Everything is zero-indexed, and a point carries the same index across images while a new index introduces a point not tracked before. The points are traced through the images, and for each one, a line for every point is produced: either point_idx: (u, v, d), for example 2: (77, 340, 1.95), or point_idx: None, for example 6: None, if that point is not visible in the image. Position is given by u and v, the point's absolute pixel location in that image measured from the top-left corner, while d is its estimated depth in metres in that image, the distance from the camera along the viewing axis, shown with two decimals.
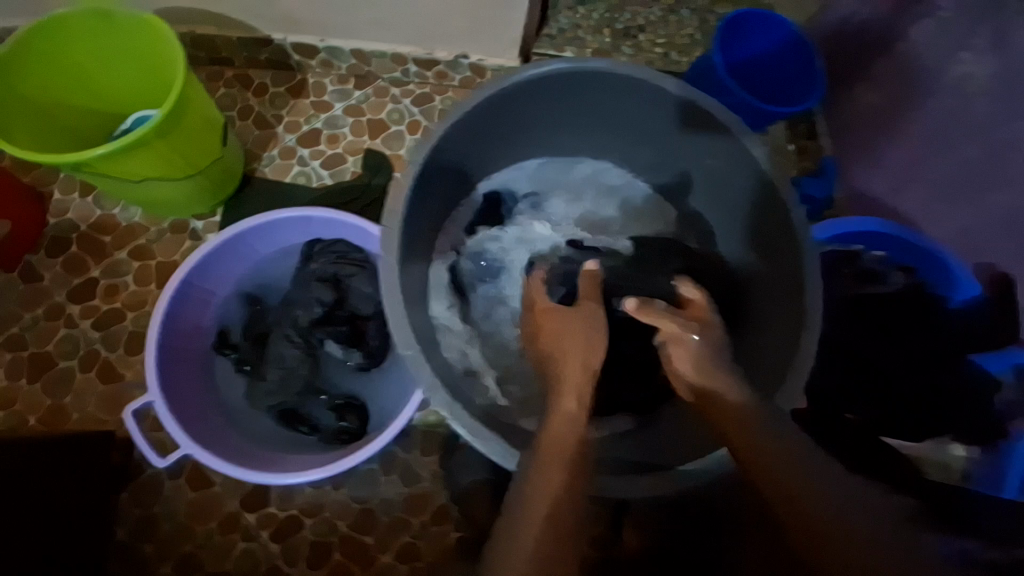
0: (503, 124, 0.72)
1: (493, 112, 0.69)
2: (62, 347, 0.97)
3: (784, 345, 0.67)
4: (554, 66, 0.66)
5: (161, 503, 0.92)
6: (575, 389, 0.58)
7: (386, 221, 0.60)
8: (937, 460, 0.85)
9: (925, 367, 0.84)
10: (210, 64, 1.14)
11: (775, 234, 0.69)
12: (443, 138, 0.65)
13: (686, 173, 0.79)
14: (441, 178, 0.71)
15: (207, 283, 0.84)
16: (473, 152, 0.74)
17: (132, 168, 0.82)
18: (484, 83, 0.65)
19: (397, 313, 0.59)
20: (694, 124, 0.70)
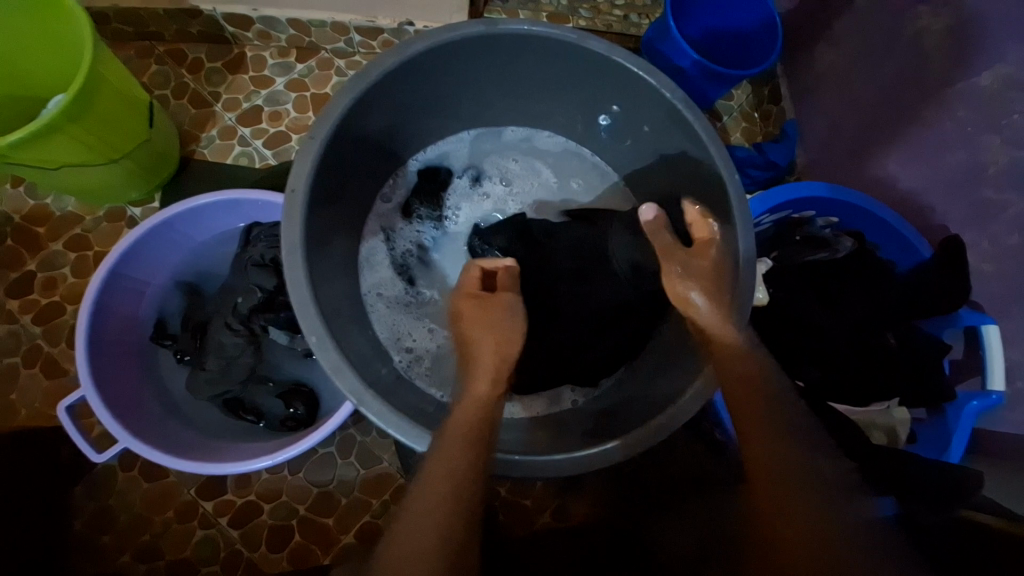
0: (426, 92, 0.67)
1: (411, 82, 0.64)
2: (5, 343, 0.92)
3: (716, 316, 0.65)
4: (469, 28, 0.61)
5: (116, 496, 0.90)
6: (490, 372, 0.58)
7: (288, 200, 0.57)
8: (886, 427, 0.83)
9: (874, 330, 0.83)
10: (139, 39, 1.08)
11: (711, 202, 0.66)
12: (353, 109, 0.60)
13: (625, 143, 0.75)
14: (362, 154, 0.67)
15: (139, 273, 0.81)
16: (399, 127, 0.70)
17: (47, 155, 0.77)
18: (393, 49, 0.60)
19: (303, 295, 0.57)
20: (628, 86, 0.66)
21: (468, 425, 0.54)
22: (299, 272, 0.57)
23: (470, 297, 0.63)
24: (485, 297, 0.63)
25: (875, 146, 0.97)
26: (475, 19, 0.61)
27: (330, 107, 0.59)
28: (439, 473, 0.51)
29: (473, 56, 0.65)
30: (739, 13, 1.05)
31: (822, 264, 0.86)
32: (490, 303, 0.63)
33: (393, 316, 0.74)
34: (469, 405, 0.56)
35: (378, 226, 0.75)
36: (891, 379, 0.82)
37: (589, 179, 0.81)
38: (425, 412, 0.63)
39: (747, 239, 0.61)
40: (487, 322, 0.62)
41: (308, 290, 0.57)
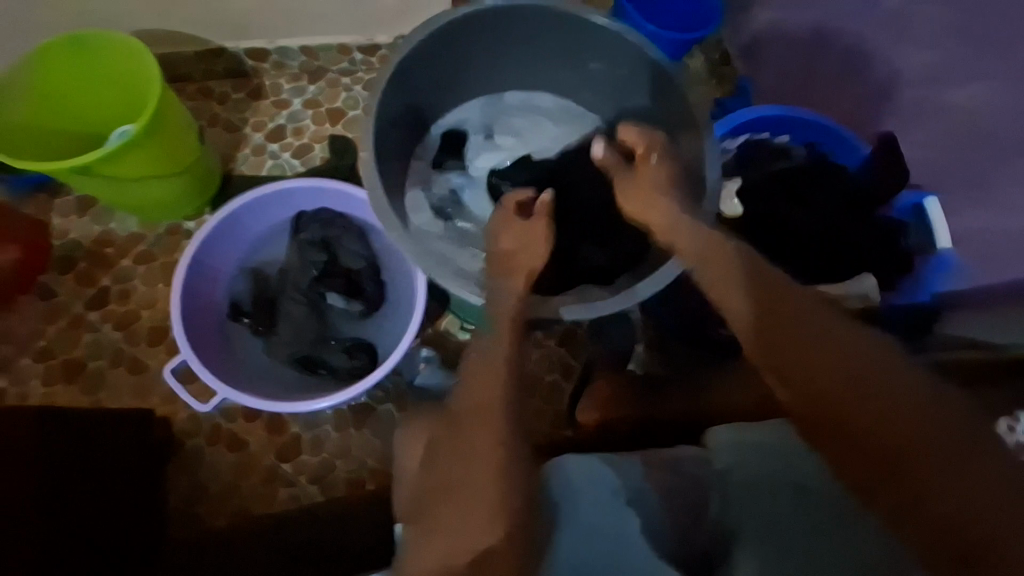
0: (446, 67, 0.84)
1: (433, 58, 0.80)
2: (90, 349, 1.04)
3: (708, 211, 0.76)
4: (472, 7, 0.76)
5: (206, 470, 1.01)
6: (523, 272, 0.68)
7: (361, 154, 0.73)
8: (859, 294, 0.91)
9: (837, 220, 0.98)
10: (171, 82, 1.23)
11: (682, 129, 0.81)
12: (392, 86, 0.76)
13: (607, 93, 0.90)
14: (399, 128, 0.83)
15: (213, 261, 0.94)
16: (426, 99, 0.86)
17: (122, 171, 0.93)
18: (417, 30, 0.74)
19: (383, 208, 0.72)
20: (599, 42, 0.81)
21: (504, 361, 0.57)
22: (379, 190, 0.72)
23: (508, 217, 0.74)
24: (529, 223, 0.73)
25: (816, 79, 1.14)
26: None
27: (377, 79, 0.74)
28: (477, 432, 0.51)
29: (480, 33, 0.81)
30: None
31: (786, 172, 1.01)
32: (521, 225, 0.73)
33: (439, 245, 0.86)
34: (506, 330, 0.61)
35: (416, 183, 0.90)
36: (859, 258, 0.96)
37: (583, 127, 0.95)
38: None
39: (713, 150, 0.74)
40: (524, 234, 0.72)
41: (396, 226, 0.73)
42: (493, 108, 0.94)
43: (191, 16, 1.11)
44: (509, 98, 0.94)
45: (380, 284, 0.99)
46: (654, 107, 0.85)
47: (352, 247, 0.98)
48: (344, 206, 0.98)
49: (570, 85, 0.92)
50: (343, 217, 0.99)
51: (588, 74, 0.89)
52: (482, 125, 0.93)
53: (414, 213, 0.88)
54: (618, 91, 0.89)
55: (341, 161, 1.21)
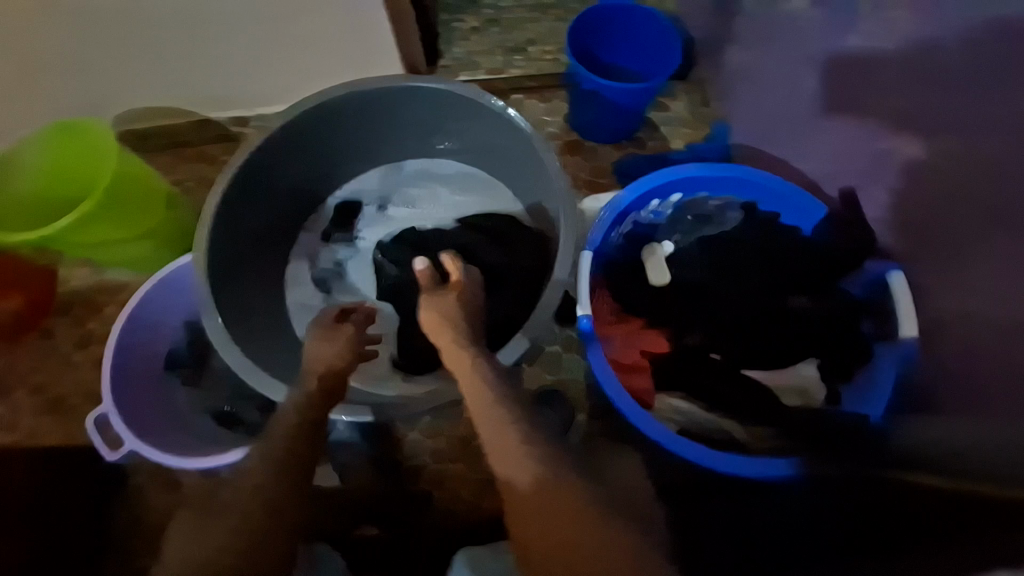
0: (320, 144, 0.84)
1: (308, 135, 0.81)
2: (70, 386, 1.18)
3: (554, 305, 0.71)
4: (335, 90, 0.78)
5: (140, 510, 1.07)
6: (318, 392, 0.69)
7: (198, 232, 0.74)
8: (797, 387, 0.79)
9: (777, 294, 0.83)
10: (167, 147, 1.35)
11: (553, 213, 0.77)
12: (259, 167, 0.79)
13: (496, 160, 0.87)
14: (283, 206, 0.87)
15: (154, 318, 1.02)
16: (311, 175, 0.87)
17: (86, 237, 1.04)
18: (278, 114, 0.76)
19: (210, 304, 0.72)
20: (477, 114, 0.80)
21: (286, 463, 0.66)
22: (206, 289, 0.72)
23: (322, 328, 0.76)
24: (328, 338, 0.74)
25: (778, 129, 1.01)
26: (339, 84, 0.77)
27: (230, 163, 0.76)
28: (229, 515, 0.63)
29: (353, 113, 0.82)
30: (643, 34, 1.17)
31: (716, 238, 0.88)
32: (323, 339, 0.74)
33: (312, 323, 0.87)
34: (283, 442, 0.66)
35: (303, 253, 0.91)
36: (803, 340, 0.81)
37: (480, 196, 0.92)
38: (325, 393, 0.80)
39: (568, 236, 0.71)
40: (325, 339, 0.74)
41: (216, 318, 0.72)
42: (388, 178, 0.93)
43: (175, 91, 1.25)
44: (407, 167, 0.93)
45: None
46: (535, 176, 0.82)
47: None
48: None
49: (462, 152, 0.90)
50: None
51: (473, 143, 0.88)
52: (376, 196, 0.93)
53: (295, 287, 0.90)
54: (504, 159, 0.86)
55: None
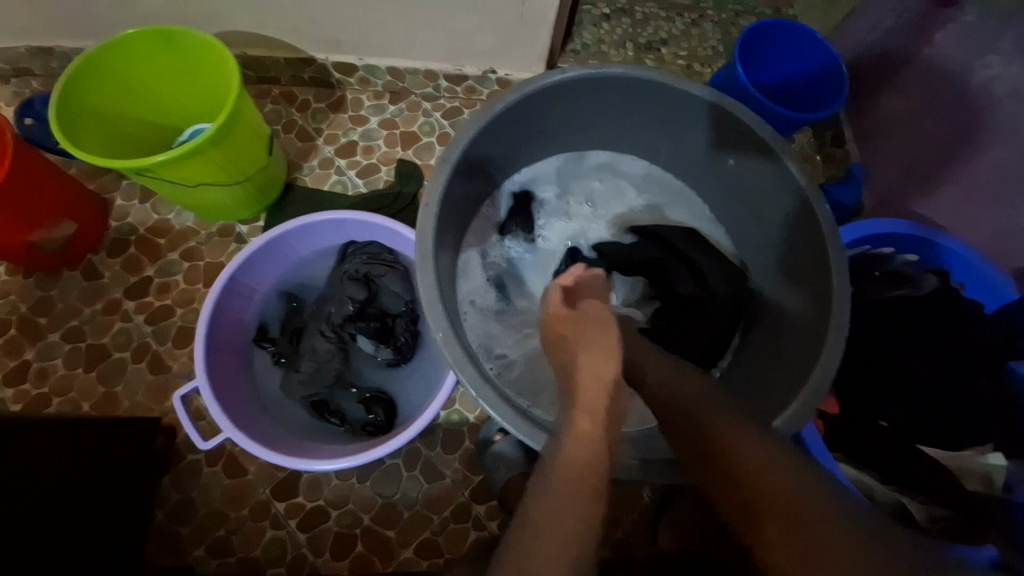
0: (528, 126, 0.78)
1: (526, 115, 0.75)
2: (117, 339, 1.04)
3: (799, 355, 0.70)
4: (567, 74, 0.71)
5: (199, 489, 0.97)
6: (590, 408, 0.52)
7: (421, 213, 0.67)
8: (979, 473, 0.77)
9: (959, 371, 0.80)
10: (258, 83, 1.22)
11: (801, 240, 0.72)
12: (473, 143, 0.71)
13: (710, 173, 0.82)
14: (473, 182, 0.78)
15: (251, 280, 0.90)
16: (504, 161, 0.81)
17: (185, 173, 0.89)
18: (505, 93, 0.70)
19: (430, 296, 0.65)
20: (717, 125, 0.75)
21: (584, 466, 0.47)
22: (430, 283, 0.65)
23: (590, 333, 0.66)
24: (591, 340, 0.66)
25: (949, 192, 0.96)
26: (581, 66, 0.71)
27: (456, 138, 0.70)
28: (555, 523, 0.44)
29: (575, 97, 0.76)
30: (803, 59, 1.10)
31: (903, 302, 0.85)
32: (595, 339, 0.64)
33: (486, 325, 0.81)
34: (576, 444, 0.49)
35: (472, 244, 0.84)
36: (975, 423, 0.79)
37: (668, 205, 0.89)
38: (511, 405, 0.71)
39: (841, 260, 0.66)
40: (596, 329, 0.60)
41: (439, 306, 0.64)
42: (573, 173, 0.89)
43: (283, 24, 1.08)
44: (592, 160, 0.89)
45: (414, 332, 0.93)
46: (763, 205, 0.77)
47: (393, 289, 0.92)
48: (394, 243, 0.93)
49: (663, 154, 0.86)
50: (391, 254, 0.93)
51: (684, 151, 0.82)
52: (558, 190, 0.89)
53: (463, 280, 0.82)
54: (722, 176, 0.81)
55: (405, 188, 1.15)
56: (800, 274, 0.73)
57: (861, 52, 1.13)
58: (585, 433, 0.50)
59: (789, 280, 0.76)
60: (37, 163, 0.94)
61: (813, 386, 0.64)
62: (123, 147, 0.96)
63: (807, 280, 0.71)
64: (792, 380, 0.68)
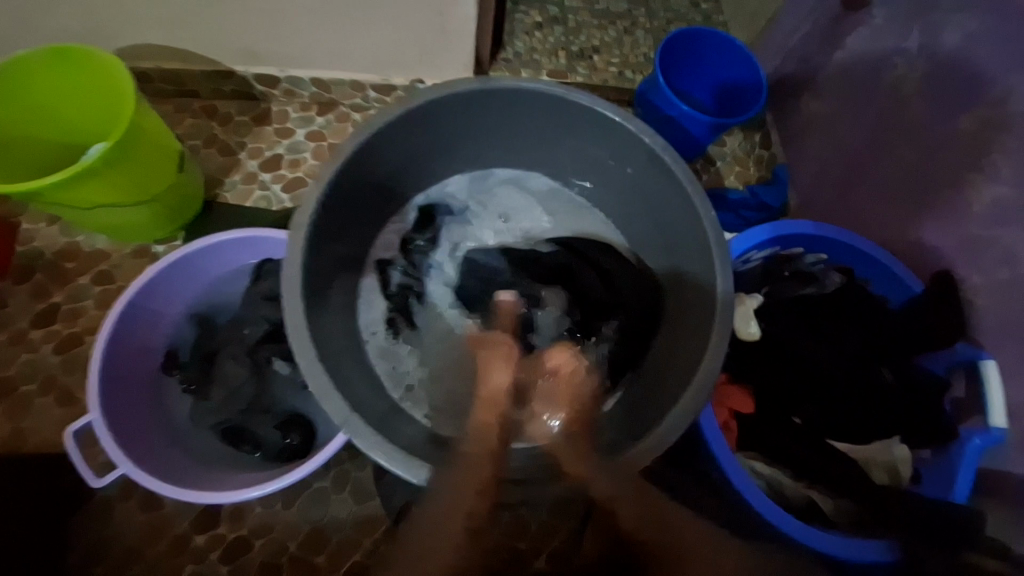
0: (424, 138, 0.77)
1: (419, 126, 0.75)
2: (23, 370, 0.98)
3: (691, 359, 0.70)
4: (455, 87, 0.71)
5: (111, 526, 0.92)
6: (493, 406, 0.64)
7: (292, 230, 0.64)
8: (886, 464, 0.80)
9: (863, 364, 0.83)
10: (177, 96, 1.18)
11: (693, 244, 0.73)
12: (358, 155, 0.70)
13: (612, 180, 0.83)
14: (368, 193, 0.78)
15: (154, 305, 0.86)
16: (404, 171, 0.81)
17: (85, 195, 0.85)
18: (390, 104, 0.70)
19: (297, 319, 0.62)
20: (613, 133, 0.75)
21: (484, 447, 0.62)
22: (297, 308, 0.63)
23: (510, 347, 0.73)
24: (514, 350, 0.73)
25: (860, 189, 0.99)
26: (470, 78, 0.71)
27: (336, 152, 0.68)
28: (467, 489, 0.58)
29: (468, 109, 0.75)
30: (723, 64, 1.12)
31: (814, 299, 0.88)
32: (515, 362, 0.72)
33: (389, 346, 0.81)
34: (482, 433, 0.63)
35: (374, 263, 0.84)
36: (890, 419, 0.81)
37: (576, 217, 0.90)
38: (399, 437, 0.69)
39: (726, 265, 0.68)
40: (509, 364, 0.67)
41: (306, 331, 0.62)
42: (481, 189, 0.90)
43: (198, 36, 1.04)
44: (500, 177, 0.90)
45: None
46: (658, 208, 0.79)
47: None
48: None
49: (566, 165, 0.86)
50: None
51: (584, 161, 0.84)
52: (466, 207, 0.89)
53: (365, 302, 0.83)
54: (622, 183, 0.82)
55: None
56: (694, 278, 0.74)
57: (780, 57, 1.16)
58: (487, 425, 0.63)
59: (687, 282, 0.76)
60: None
61: (697, 387, 0.65)
62: (19, 169, 0.92)
63: (699, 284, 0.73)
64: (685, 375, 0.69)
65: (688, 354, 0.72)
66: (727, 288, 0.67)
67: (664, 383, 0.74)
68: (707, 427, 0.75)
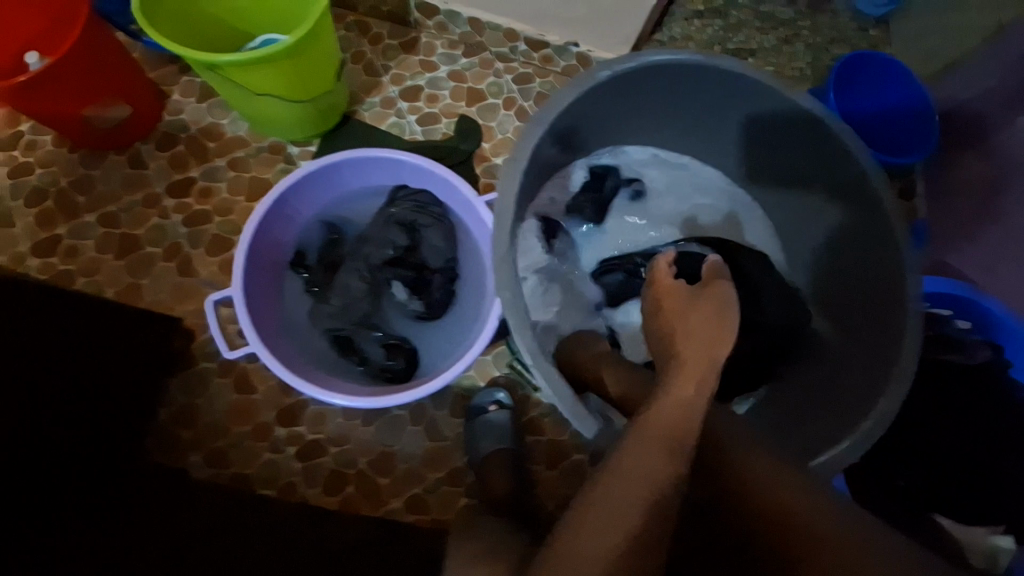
0: (625, 103, 0.78)
1: (628, 88, 0.75)
2: (151, 233, 1.03)
3: (863, 394, 0.70)
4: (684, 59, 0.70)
5: (205, 397, 0.97)
6: (696, 376, 0.51)
7: (508, 164, 0.66)
8: (984, 549, 0.77)
9: (978, 444, 0.81)
10: (336, 5, 1.19)
11: (880, 284, 0.71)
12: (572, 104, 0.71)
13: (792, 190, 0.81)
14: (558, 140, 0.78)
15: (298, 202, 0.88)
16: (595, 127, 0.81)
17: (256, 80, 0.87)
18: (618, 60, 0.70)
19: (501, 252, 0.65)
20: (825, 148, 0.72)
21: (672, 429, 0.47)
22: (503, 235, 0.65)
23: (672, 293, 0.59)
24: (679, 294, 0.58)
25: (1012, 264, 0.94)
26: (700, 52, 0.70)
27: (557, 98, 0.69)
28: (641, 462, 0.45)
29: (680, 83, 0.75)
30: (893, 99, 1.06)
31: (951, 369, 0.85)
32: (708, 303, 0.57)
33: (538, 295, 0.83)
34: (672, 405, 0.49)
35: (535, 213, 0.84)
36: (990, 500, 0.80)
37: (735, 220, 0.90)
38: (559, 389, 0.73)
39: (917, 319, 0.66)
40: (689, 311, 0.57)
41: (507, 264, 0.65)
42: (654, 165, 0.89)
43: None
44: (675, 157, 0.89)
45: (450, 294, 0.91)
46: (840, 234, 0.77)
47: (435, 243, 0.90)
48: (444, 198, 0.91)
49: (746, 160, 0.85)
50: (438, 208, 0.91)
51: (767, 163, 0.82)
52: (634, 180, 0.89)
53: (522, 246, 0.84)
54: (803, 197, 0.81)
55: (461, 143, 1.13)
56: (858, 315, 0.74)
57: (953, 105, 1.09)
58: (684, 398, 0.49)
59: (863, 318, 0.74)
60: (105, 41, 0.91)
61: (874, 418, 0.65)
62: (197, 42, 0.94)
63: (872, 327, 0.72)
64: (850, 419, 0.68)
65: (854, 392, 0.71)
66: (915, 342, 0.65)
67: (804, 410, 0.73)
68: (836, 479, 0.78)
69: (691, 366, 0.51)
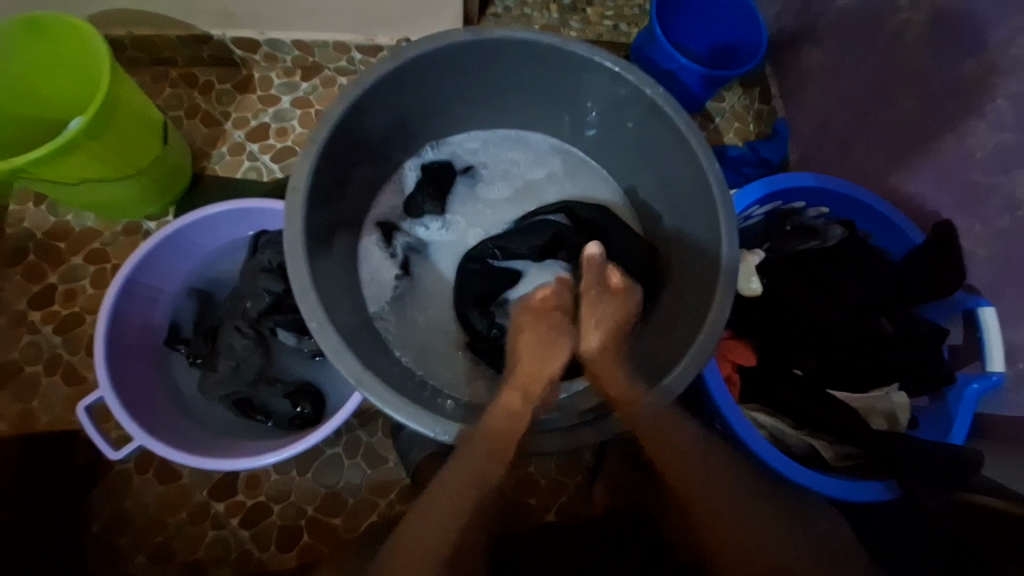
0: (421, 96, 0.76)
1: (413, 81, 0.73)
2: (27, 352, 0.98)
3: (699, 308, 0.71)
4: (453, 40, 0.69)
5: (132, 498, 0.94)
6: (522, 388, 0.68)
7: (290, 196, 0.64)
8: (885, 411, 0.83)
9: (857, 317, 0.86)
10: (153, 65, 1.13)
11: (698, 198, 0.72)
12: (350, 115, 0.68)
13: (615, 134, 0.82)
14: (362, 151, 0.76)
15: (153, 280, 0.85)
16: (402, 128, 0.80)
17: (68, 171, 0.82)
18: (383, 59, 0.68)
19: (303, 286, 0.62)
20: (624, 87, 0.73)
21: (498, 435, 0.63)
22: (300, 263, 0.62)
23: (542, 308, 0.73)
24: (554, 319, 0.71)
25: (863, 138, 0.97)
26: (466, 28, 0.69)
27: (326, 114, 0.66)
28: (463, 469, 0.62)
29: (465, 62, 0.74)
30: (721, 13, 1.08)
31: (814, 253, 0.89)
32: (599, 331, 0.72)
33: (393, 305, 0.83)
34: (500, 416, 0.65)
35: (375, 221, 0.85)
36: (885, 364, 0.84)
37: (582, 175, 0.90)
38: (435, 406, 0.70)
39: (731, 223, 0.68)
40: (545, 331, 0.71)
41: (312, 293, 0.62)
42: (485, 146, 0.90)
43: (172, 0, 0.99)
44: (503, 132, 0.89)
45: None
46: (660, 166, 0.78)
47: None
48: None
49: (568, 117, 0.84)
50: None
51: (584, 115, 0.82)
52: (469, 167, 0.89)
53: (366, 261, 0.84)
54: (624, 139, 0.81)
55: None
56: (693, 234, 0.75)
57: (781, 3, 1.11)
58: (511, 407, 0.66)
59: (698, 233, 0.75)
60: None
61: (703, 341, 0.65)
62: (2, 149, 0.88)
63: (700, 240, 0.73)
64: (690, 333, 0.69)
65: (690, 311, 0.72)
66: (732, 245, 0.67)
67: (673, 327, 0.75)
68: (710, 376, 0.77)
69: (520, 387, 0.68)
